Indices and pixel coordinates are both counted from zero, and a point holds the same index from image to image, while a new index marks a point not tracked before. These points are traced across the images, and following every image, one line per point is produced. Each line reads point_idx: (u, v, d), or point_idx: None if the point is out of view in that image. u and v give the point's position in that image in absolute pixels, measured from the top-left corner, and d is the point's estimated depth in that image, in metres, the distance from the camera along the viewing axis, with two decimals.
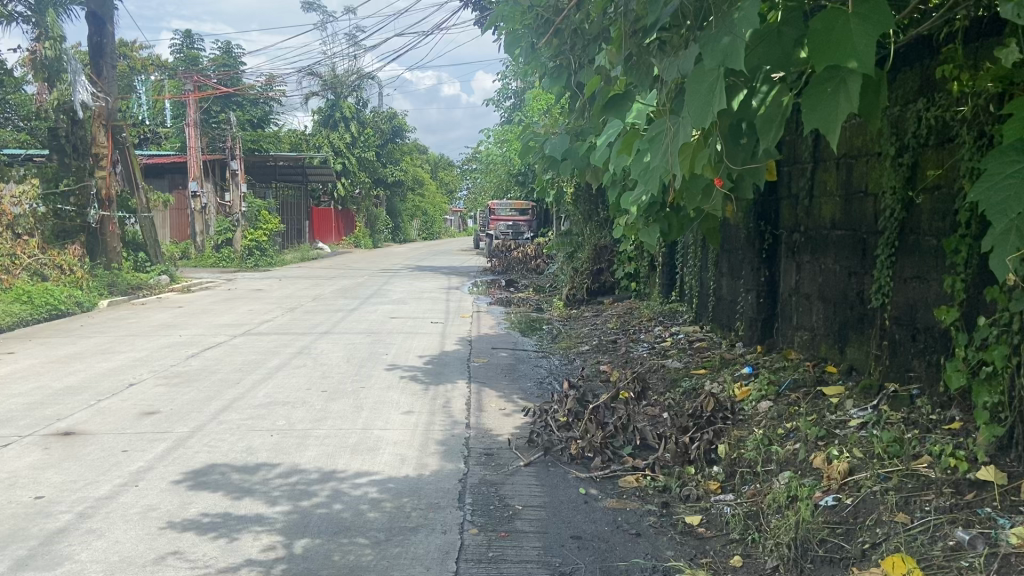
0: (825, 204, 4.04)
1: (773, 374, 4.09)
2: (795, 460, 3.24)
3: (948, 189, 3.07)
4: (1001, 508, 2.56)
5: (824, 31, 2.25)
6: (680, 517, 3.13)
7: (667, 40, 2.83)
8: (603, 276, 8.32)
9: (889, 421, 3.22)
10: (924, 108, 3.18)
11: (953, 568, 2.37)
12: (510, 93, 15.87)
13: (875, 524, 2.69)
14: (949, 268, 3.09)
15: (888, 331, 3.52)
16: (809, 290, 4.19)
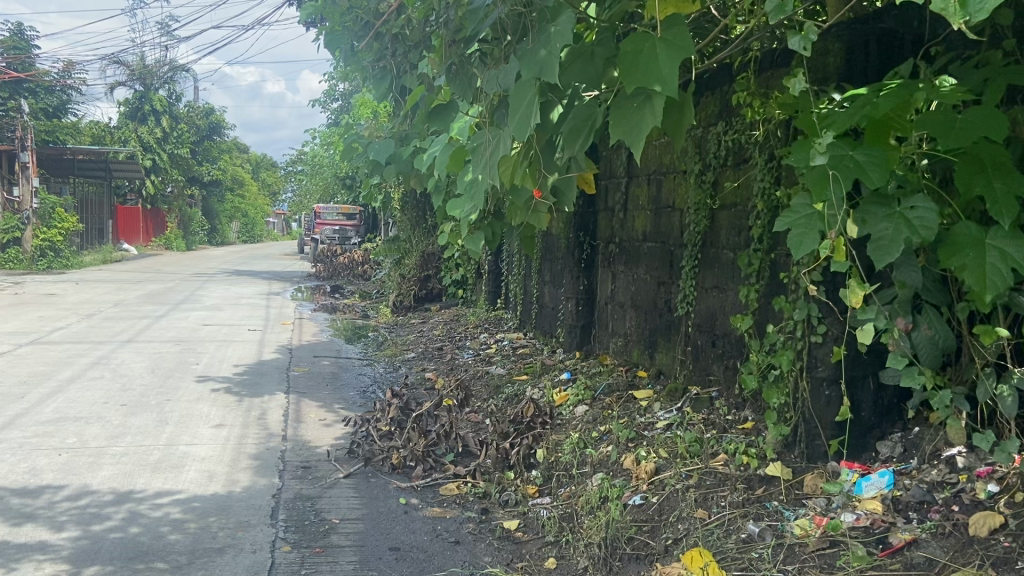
0: (637, 217, 4.26)
1: (589, 379, 4.25)
2: (607, 462, 3.39)
3: (743, 208, 3.32)
4: (787, 501, 2.84)
5: (633, 53, 2.38)
6: (499, 522, 3.17)
7: (488, 52, 2.87)
8: (430, 283, 8.33)
9: (691, 422, 3.45)
10: (722, 132, 3.44)
11: (745, 559, 2.60)
12: (337, 94, 15.51)
13: (677, 521, 2.88)
14: (743, 279, 3.36)
15: (691, 337, 3.76)
16: (623, 298, 4.39)
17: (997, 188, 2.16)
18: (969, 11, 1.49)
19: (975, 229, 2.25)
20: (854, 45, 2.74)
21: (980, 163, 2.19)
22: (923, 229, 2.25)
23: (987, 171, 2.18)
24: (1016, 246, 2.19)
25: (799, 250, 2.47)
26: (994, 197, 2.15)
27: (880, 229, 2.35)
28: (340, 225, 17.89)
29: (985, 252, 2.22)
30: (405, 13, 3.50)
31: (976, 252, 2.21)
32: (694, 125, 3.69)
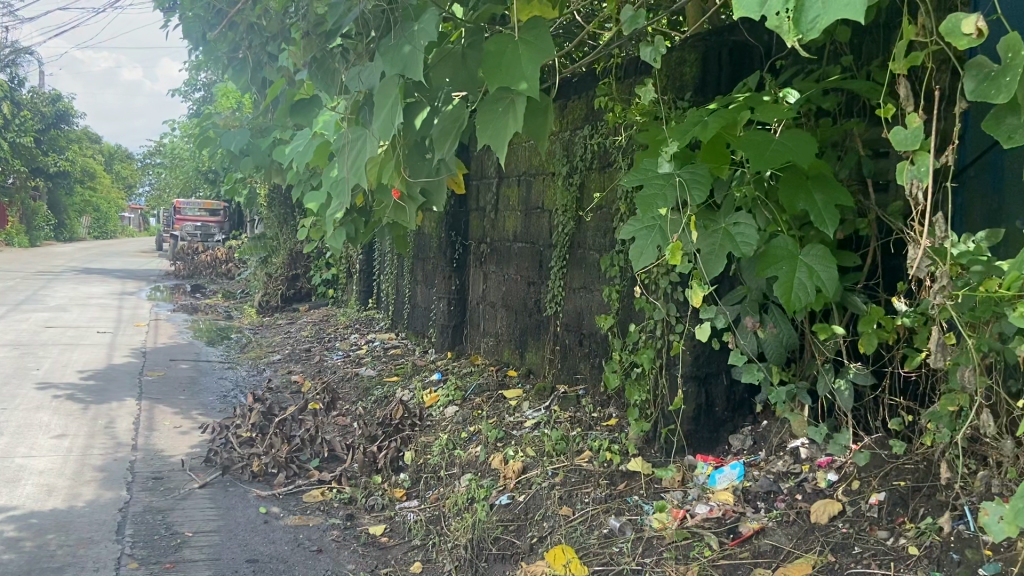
0: (507, 218, 4.29)
1: (460, 379, 4.24)
2: (475, 462, 3.39)
3: (608, 211, 3.40)
4: (647, 495, 2.94)
5: (496, 54, 2.38)
6: (364, 528, 3.12)
7: (351, 47, 2.81)
8: (299, 282, 8.10)
9: (558, 420, 3.51)
10: (589, 135, 3.52)
11: (607, 554, 2.66)
12: (200, 84, 14.78)
13: (542, 519, 2.92)
14: (608, 280, 3.44)
15: (560, 336, 3.82)
16: (494, 298, 4.41)
17: (817, 199, 2.33)
18: (803, 29, 1.37)
19: (791, 245, 2.44)
20: (708, 55, 2.87)
21: (801, 177, 2.37)
22: (744, 244, 2.47)
23: (807, 183, 2.36)
24: (824, 269, 2.40)
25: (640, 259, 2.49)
26: (813, 208, 2.32)
27: (708, 243, 2.55)
28: (204, 221, 17.10)
29: (797, 267, 2.42)
30: (263, 2, 3.37)
31: (788, 267, 2.41)
32: (562, 128, 3.75)
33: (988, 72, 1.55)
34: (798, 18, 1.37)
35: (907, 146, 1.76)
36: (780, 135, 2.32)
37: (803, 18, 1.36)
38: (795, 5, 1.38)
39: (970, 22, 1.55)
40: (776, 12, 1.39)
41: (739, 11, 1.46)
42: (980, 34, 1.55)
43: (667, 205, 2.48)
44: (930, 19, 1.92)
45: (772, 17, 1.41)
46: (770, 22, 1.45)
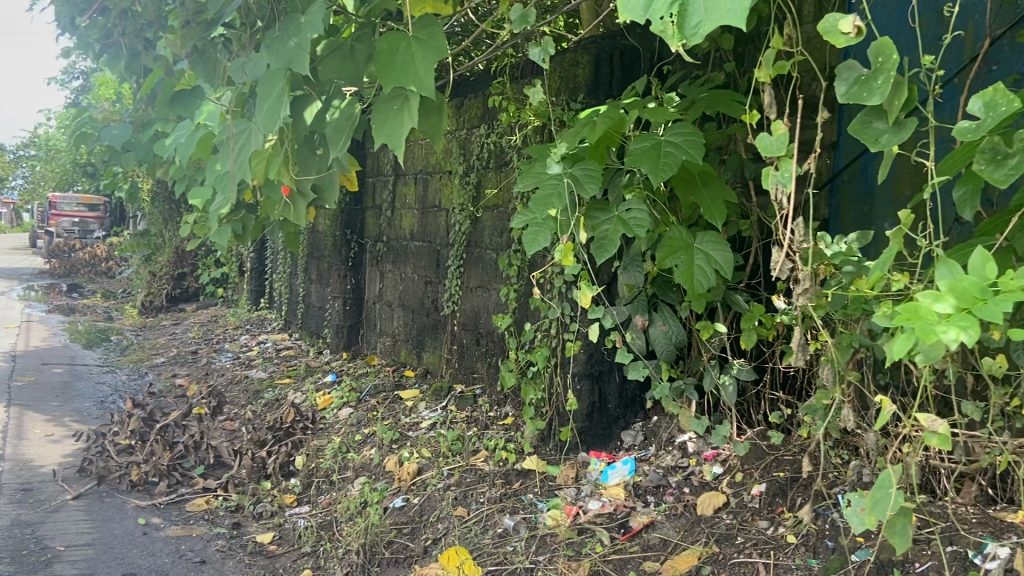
0: (404, 216, 4.24)
1: (355, 380, 4.16)
2: (369, 465, 3.33)
3: (504, 210, 3.41)
4: (541, 493, 2.96)
5: (388, 52, 2.34)
6: (252, 536, 3.01)
7: (234, 37, 2.69)
8: (186, 282, 7.77)
9: (454, 420, 3.49)
10: (484, 135, 3.51)
11: (501, 553, 2.66)
12: (77, 71, 13.93)
13: (436, 520, 2.89)
14: (504, 279, 3.45)
15: (457, 336, 3.80)
16: (391, 297, 4.35)
17: (705, 195, 2.45)
18: (687, 34, 1.26)
19: (685, 235, 2.53)
20: (599, 58, 2.91)
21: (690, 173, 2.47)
22: (637, 227, 2.51)
23: (696, 179, 2.46)
24: (718, 252, 2.50)
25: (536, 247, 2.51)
26: (705, 203, 2.44)
27: (603, 230, 2.57)
28: (84, 217, 16.17)
29: (694, 254, 2.52)
30: None
31: (686, 255, 2.50)
32: (458, 126, 3.73)
33: (858, 75, 1.57)
34: (681, 23, 1.26)
35: (772, 152, 1.77)
36: (667, 133, 2.40)
37: (686, 22, 1.25)
38: (678, 10, 1.26)
39: (847, 21, 1.48)
40: (660, 17, 1.28)
41: (624, 15, 1.35)
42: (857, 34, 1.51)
43: (562, 204, 2.51)
44: (795, 30, 1.99)
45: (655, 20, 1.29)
46: (653, 25, 1.35)
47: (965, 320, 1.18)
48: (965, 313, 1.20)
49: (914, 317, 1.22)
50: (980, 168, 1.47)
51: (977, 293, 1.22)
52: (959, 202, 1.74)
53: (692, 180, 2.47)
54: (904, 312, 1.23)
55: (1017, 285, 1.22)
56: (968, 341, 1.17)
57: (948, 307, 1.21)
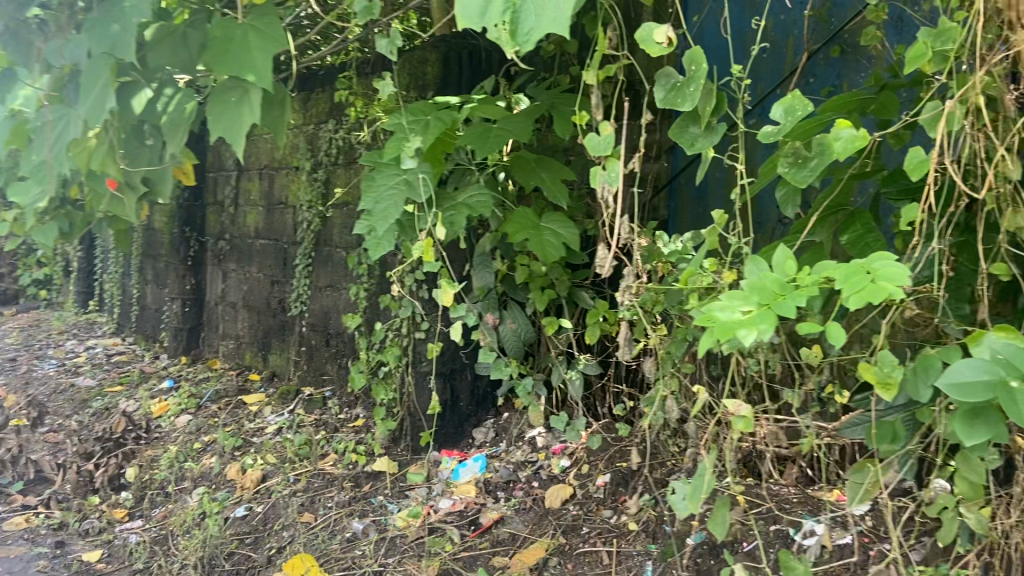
0: (248, 213, 4.06)
1: (195, 386, 3.94)
2: (209, 474, 3.18)
3: (353, 208, 3.33)
4: (391, 494, 2.92)
5: (223, 40, 2.22)
6: (76, 555, 2.78)
7: (49, 19, 2.46)
8: (2, 283, 7.12)
9: (302, 424, 3.39)
10: (333, 130, 3.43)
11: (348, 558, 2.60)
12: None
13: (281, 528, 2.79)
14: (354, 278, 3.37)
15: (306, 337, 3.68)
16: (234, 298, 4.16)
17: (545, 177, 2.55)
18: (519, 41, 1.28)
19: (531, 215, 2.60)
20: (450, 56, 2.92)
21: (528, 161, 2.58)
22: (480, 207, 2.55)
23: (534, 165, 2.57)
24: (565, 227, 2.58)
25: (381, 248, 2.53)
26: (545, 183, 2.53)
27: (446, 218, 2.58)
28: None
29: (542, 233, 2.57)
30: None
31: (533, 233, 2.55)
32: (306, 121, 3.61)
33: (674, 81, 1.61)
34: (514, 29, 1.28)
35: (600, 150, 1.81)
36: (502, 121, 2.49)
37: (518, 30, 1.27)
38: (511, 17, 1.27)
39: (660, 31, 1.51)
40: (493, 23, 1.28)
41: (457, 18, 1.32)
42: (669, 43, 1.54)
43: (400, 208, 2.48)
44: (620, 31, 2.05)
45: (489, 25, 1.30)
46: (487, 31, 1.34)
47: (765, 313, 1.25)
48: (765, 308, 1.27)
49: (718, 314, 1.27)
50: (785, 170, 1.58)
51: (777, 288, 1.29)
52: (783, 200, 1.82)
53: (533, 164, 2.57)
54: (713, 308, 1.29)
55: (810, 280, 1.31)
56: (767, 335, 1.24)
57: (750, 304, 1.28)
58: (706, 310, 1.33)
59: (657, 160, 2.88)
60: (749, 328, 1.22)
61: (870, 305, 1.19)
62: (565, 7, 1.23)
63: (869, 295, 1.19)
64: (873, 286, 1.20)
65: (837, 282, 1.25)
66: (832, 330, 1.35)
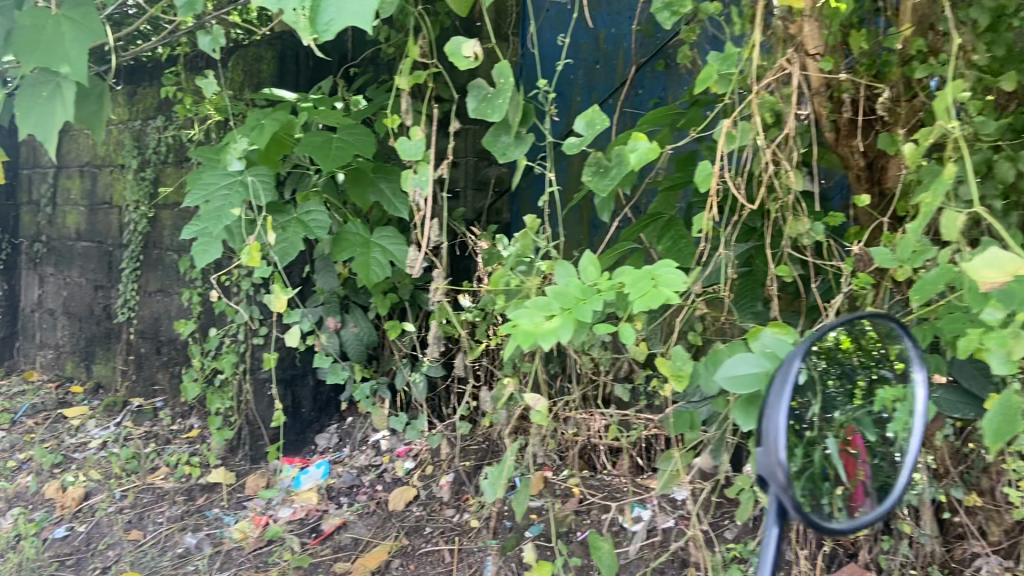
0: (68, 213, 3.79)
1: (8, 401, 3.63)
2: (24, 494, 2.94)
3: (185, 208, 3.18)
4: (228, 506, 2.82)
5: (31, 27, 2.00)
6: None
7: None
8: None
9: (130, 438, 3.21)
10: (162, 127, 3.26)
11: (181, 574, 2.49)
12: None
13: (107, 547, 2.63)
14: (186, 282, 3.21)
15: (134, 345, 3.47)
16: (54, 304, 3.86)
17: (384, 188, 2.56)
18: (318, 29, 1.27)
19: (361, 232, 2.61)
20: (286, 55, 2.85)
21: (366, 170, 2.54)
22: (318, 227, 2.54)
23: (372, 176, 2.55)
24: (395, 246, 2.61)
25: (207, 256, 2.36)
26: (383, 196, 2.54)
27: (283, 233, 2.53)
28: None
29: (372, 249, 2.59)
30: None
31: (361, 251, 2.57)
32: (132, 116, 3.41)
33: (484, 93, 1.60)
34: (314, 17, 1.27)
35: (410, 155, 1.79)
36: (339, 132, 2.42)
37: (319, 18, 1.26)
38: (311, 4, 1.26)
39: (468, 46, 1.51)
40: (291, 7, 1.27)
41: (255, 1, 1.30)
42: (478, 57, 1.54)
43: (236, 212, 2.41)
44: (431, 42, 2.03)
45: (289, 11, 1.28)
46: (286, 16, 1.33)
47: (567, 318, 1.36)
48: (566, 312, 1.38)
49: (522, 322, 1.37)
50: (588, 178, 1.55)
51: (578, 294, 1.39)
52: (602, 208, 1.88)
53: (370, 173, 2.55)
54: (519, 316, 1.38)
55: (608, 285, 1.41)
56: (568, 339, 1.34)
57: (552, 311, 1.38)
58: (513, 313, 1.42)
59: (500, 165, 2.99)
60: (551, 335, 1.33)
61: (653, 308, 1.32)
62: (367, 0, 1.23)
63: (651, 301, 1.31)
64: (655, 291, 1.32)
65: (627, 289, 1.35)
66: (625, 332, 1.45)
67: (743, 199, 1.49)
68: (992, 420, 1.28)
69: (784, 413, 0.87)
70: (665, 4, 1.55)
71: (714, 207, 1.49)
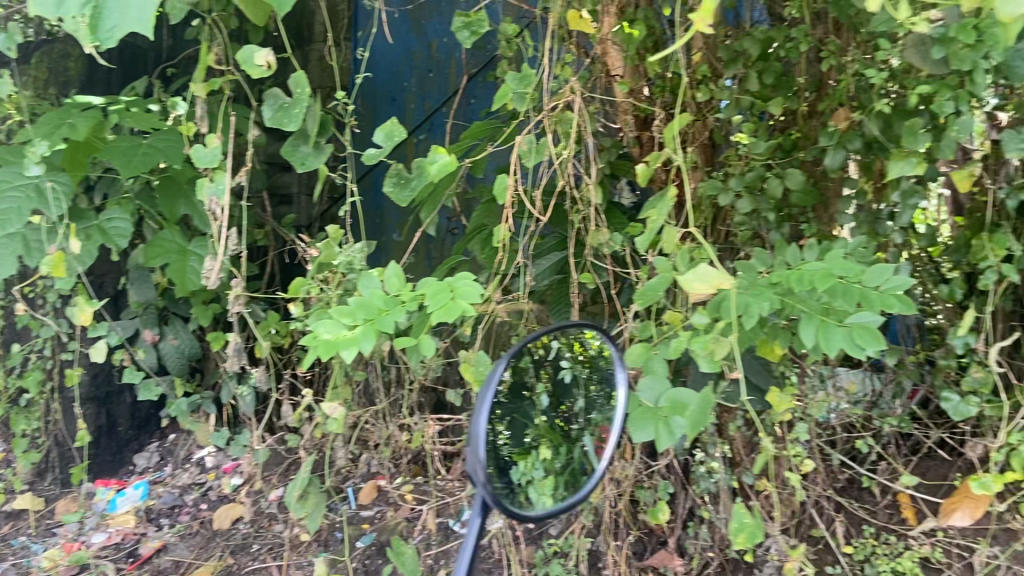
0: None
1: None
2: None
3: None
4: (36, 534, 2.62)
5: None
6: None
7: None
8: None
9: None
10: None
11: None
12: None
13: None
14: None
15: None
16: None
17: (192, 202, 2.46)
18: (100, 38, 1.16)
19: (178, 239, 2.49)
20: (100, 57, 2.72)
21: (175, 182, 2.45)
22: (121, 236, 2.41)
23: (181, 187, 2.45)
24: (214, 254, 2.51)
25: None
26: (189, 208, 2.43)
27: (83, 243, 2.37)
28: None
29: (188, 258, 2.48)
30: None
31: (177, 259, 2.45)
32: None
33: (281, 102, 1.59)
34: (94, 25, 1.15)
35: (207, 163, 1.72)
36: (148, 137, 2.31)
37: (100, 26, 1.15)
38: (91, 12, 1.15)
39: (260, 55, 1.50)
40: (70, 16, 1.16)
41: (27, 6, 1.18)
42: (270, 66, 1.53)
43: (20, 220, 2.20)
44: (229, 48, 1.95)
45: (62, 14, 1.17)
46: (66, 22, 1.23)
47: (369, 328, 1.39)
48: (369, 323, 1.41)
49: (324, 330, 1.37)
50: (389, 190, 1.51)
51: (380, 305, 1.44)
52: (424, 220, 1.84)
53: (180, 184, 2.45)
54: (319, 325, 1.39)
55: (411, 296, 1.47)
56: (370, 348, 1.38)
57: (355, 319, 1.40)
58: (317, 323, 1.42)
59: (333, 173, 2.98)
60: (352, 344, 1.35)
61: (450, 321, 1.37)
62: (147, 6, 1.14)
63: (449, 313, 1.36)
64: (452, 304, 1.37)
65: (426, 302, 1.39)
66: (423, 343, 1.47)
67: (535, 213, 1.58)
68: (694, 408, 1.37)
69: (486, 409, 0.93)
70: (464, 23, 1.59)
71: (509, 218, 1.57)
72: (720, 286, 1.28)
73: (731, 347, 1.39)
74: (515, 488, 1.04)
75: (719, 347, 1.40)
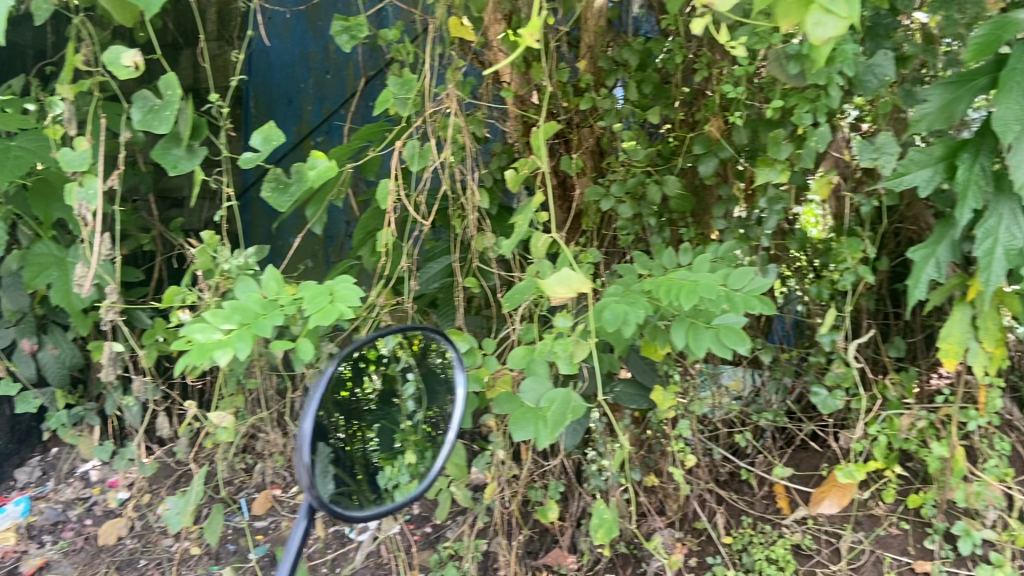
0: None
1: None
2: None
3: None
4: None
5: None
6: None
7: None
8: None
9: None
10: None
11: None
12: None
13: None
14: None
15: None
16: None
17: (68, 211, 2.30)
18: None
19: (56, 249, 2.36)
20: None
21: (48, 188, 2.27)
22: None
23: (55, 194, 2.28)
24: None
25: None
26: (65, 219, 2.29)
27: None
28: None
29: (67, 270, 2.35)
30: None
31: (56, 273, 2.33)
32: None
33: (151, 104, 1.56)
34: None
35: (76, 166, 1.67)
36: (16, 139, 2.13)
37: None
38: None
39: (127, 55, 1.46)
40: None
41: None
42: (138, 67, 1.51)
43: None
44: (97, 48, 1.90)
45: None
46: None
47: (244, 332, 1.37)
48: (245, 327, 1.38)
49: (197, 333, 1.34)
50: (266, 194, 1.49)
51: (258, 309, 1.42)
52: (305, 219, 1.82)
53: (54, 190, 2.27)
54: (192, 328, 1.35)
55: (290, 300, 1.46)
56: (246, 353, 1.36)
57: (230, 323, 1.37)
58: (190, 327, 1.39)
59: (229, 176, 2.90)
60: (226, 347, 1.33)
61: (327, 323, 1.37)
62: None
63: (327, 316, 1.36)
64: (331, 307, 1.37)
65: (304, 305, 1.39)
66: (303, 347, 1.46)
67: (417, 217, 1.59)
68: (556, 407, 1.39)
69: (315, 418, 1.01)
70: (343, 27, 1.60)
71: (391, 222, 1.57)
72: (581, 289, 1.39)
73: (589, 349, 1.49)
74: (363, 487, 1.15)
75: (578, 349, 1.49)
